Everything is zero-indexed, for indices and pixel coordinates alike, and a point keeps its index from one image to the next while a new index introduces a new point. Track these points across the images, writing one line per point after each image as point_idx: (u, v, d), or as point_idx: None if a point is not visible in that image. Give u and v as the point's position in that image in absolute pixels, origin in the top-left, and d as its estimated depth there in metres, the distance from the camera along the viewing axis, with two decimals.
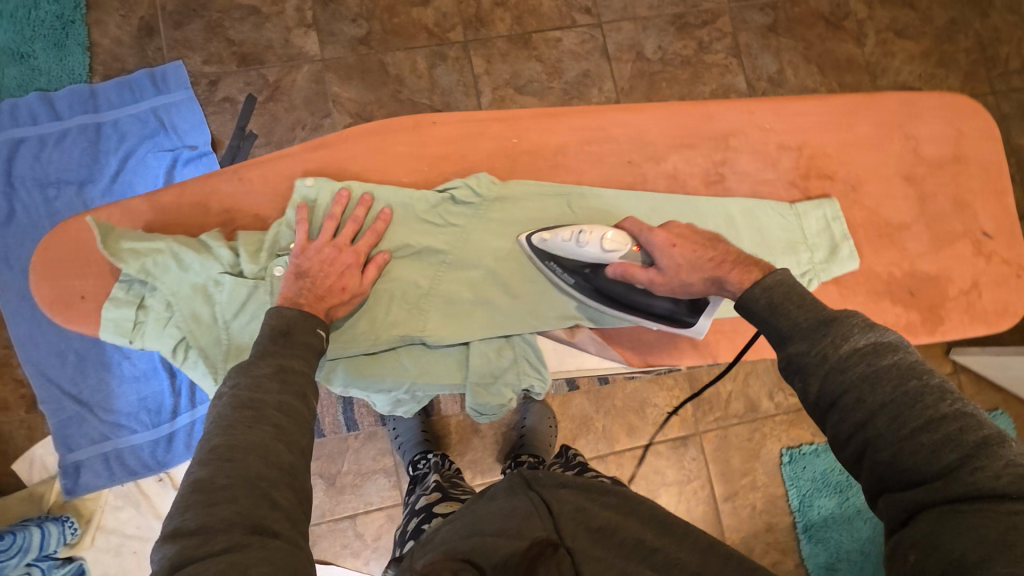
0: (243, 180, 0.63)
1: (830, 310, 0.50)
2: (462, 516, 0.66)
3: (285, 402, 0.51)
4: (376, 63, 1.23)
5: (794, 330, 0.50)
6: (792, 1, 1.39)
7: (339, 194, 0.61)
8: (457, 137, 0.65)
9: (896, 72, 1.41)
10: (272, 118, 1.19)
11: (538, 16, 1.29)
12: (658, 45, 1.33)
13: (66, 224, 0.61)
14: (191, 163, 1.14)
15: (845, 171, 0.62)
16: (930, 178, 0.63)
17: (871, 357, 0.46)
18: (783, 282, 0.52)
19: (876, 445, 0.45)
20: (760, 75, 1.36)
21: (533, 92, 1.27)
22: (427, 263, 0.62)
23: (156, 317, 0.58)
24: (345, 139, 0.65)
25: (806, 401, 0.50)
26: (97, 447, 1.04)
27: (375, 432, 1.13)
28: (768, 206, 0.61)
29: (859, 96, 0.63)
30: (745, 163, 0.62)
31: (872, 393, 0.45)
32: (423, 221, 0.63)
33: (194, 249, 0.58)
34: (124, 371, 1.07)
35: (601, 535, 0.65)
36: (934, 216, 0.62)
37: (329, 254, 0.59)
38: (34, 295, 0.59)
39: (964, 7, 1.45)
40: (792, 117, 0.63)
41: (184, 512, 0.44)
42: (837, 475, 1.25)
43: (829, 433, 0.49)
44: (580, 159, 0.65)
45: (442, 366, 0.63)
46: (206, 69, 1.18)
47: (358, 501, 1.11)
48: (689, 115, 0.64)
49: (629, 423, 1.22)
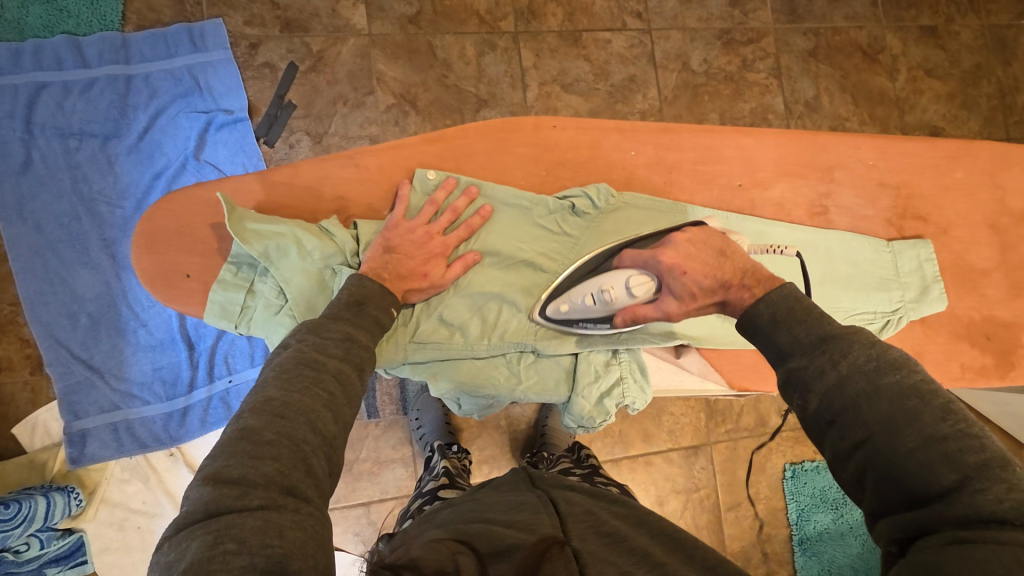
0: (361, 167, 0.63)
1: (836, 327, 0.47)
2: (469, 506, 0.62)
3: (344, 372, 0.48)
4: (425, 45, 1.20)
5: (795, 346, 0.48)
6: (834, 28, 1.41)
7: (445, 182, 0.61)
8: (574, 144, 0.65)
9: (923, 109, 1.45)
10: (313, 90, 1.15)
11: (590, 14, 1.28)
12: (703, 58, 1.33)
13: (175, 198, 0.62)
14: (226, 127, 1.10)
15: (938, 215, 0.66)
16: (1013, 229, 0.66)
17: (872, 374, 0.44)
18: (788, 298, 0.49)
19: (877, 466, 0.42)
20: (797, 98, 1.37)
21: (579, 91, 1.26)
22: (518, 261, 0.62)
23: (267, 302, 0.59)
24: (465, 133, 0.65)
25: (804, 417, 0.47)
26: (105, 416, 0.99)
27: (396, 421, 1.11)
28: (866, 242, 0.64)
29: (958, 143, 0.66)
30: (849, 198, 0.64)
31: (872, 411, 0.43)
32: (536, 225, 0.62)
33: (315, 237, 0.59)
34: (139, 340, 1.02)
35: (611, 540, 0.57)
36: (1013, 265, 0.66)
37: (419, 236, 0.58)
38: (137, 268, 0.60)
39: (989, 53, 1.50)
40: (895, 157, 0.65)
41: (229, 456, 0.41)
42: (835, 492, 1.26)
43: (828, 452, 0.46)
44: (690, 178, 0.65)
45: (547, 376, 0.63)
46: (248, 31, 1.13)
47: (374, 489, 1.09)
48: (801, 146, 0.65)
49: (645, 429, 1.21)
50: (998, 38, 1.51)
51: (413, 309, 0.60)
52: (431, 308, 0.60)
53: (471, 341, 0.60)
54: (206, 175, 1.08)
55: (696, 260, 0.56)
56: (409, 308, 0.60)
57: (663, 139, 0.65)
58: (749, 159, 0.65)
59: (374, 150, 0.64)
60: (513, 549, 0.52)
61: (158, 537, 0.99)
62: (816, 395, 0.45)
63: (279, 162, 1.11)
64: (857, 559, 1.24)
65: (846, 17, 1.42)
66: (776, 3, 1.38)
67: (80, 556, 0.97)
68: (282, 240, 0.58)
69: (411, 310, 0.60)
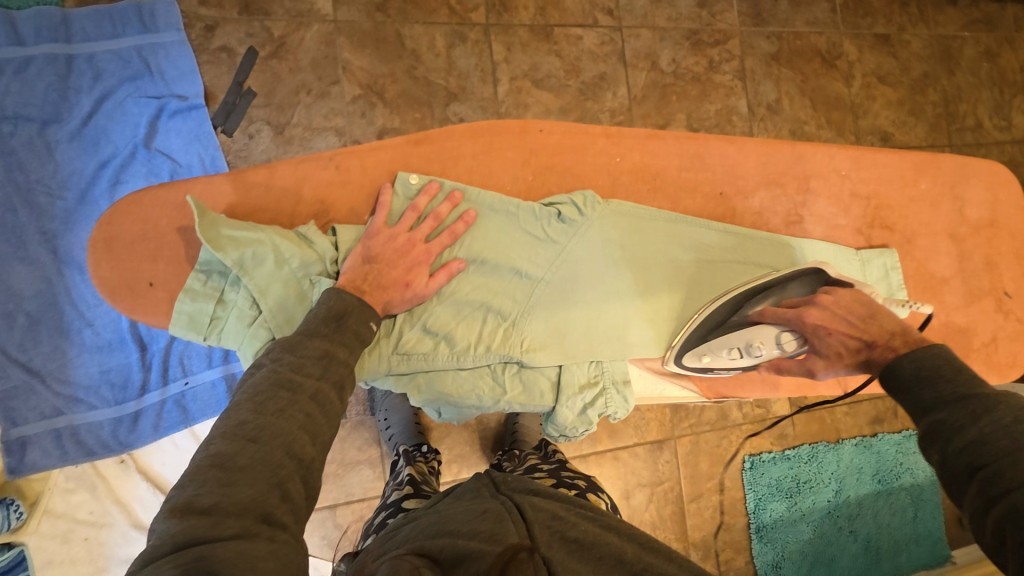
0: (340, 168, 0.61)
1: (986, 387, 0.48)
2: (432, 519, 0.61)
3: (322, 392, 0.46)
4: (393, 34, 1.16)
5: (938, 401, 0.48)
6: (795, 33, 1.45)
7: (428, 186, 0.59)
8: (562, 149, 0.64)
9: (875, 115, 1.51)
10: (274, 77, 1.09)
11: (561, 9, 1.27)
12: (672, 58, 1.34)
13: (136, 200, 0.60)
14: (179, 115, 1.03)
15: (904, 224, 0.68)
16: (970, 238, 0.70)
17: (1017, 432, 0.44)
18: (939, 356, 0.51)
19: (1017, 521, 0.41)
20: (760, 101, 1.41)
21: (550, 87, 1.25)
22: (504, 270, 0.61)
23: (240, 313, 0.56)
24: (450, 134, 0.63)
25: (943, 474, 0.47)
26: (48, 422, 0.93)
27: (363, 422, 1.08)
28: (837, 251, 0.67)
29: (923, 156, 0.69)
30: (822, 207, 0.67)
31: (1016, 465, 0.42)
32: (522, 233, 0.61)
33: (295, 245, 0.56)
34: (85, 340, 0.96)
35: (577, 547, 0.57)
36: (968, 273, 0.69)
37: (402, 245, 0.57)
38: (96, 277, 0.58)
39: (937, 63, 1.58)
40: (867, 168, 0.68)
41: (200, 484, 0.39)
42: (790, 482, 1.32)
43: (969, 514, 0.45)
44: (673, 184, 0.66)
45: (532, 387, 0.62)
46: (203, 12, 1.06)
47: (339, 492, 1.06)
48: (779, 155, 0.67)
49: (612, 424, 1.23)
50: (945, 48, 1.59)
51: (396, 319, 0.59)
52: (414, 317, 0.59)
53: (455, 352, 0.59)
54: (157, 165, 1.02)
55: (836, 320, 0.59)
56: (391, 319, 0.58)
57: (648, 145, 0.65)
58: (730, 167, 0.67)
59: (352, 152, 0.62)
60: (477, 557, 0.51)
61: (106, 549, 0.94)
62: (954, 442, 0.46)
63: (238, 153, 1.06)
64: (808, 544, 1.31)
65: (807, 23, 1.46)
66: (742, 6, 1.40)
67: (20, 572, 0.90)
68: (259, 248, 0.55)
69: (393, 320, 0.58)
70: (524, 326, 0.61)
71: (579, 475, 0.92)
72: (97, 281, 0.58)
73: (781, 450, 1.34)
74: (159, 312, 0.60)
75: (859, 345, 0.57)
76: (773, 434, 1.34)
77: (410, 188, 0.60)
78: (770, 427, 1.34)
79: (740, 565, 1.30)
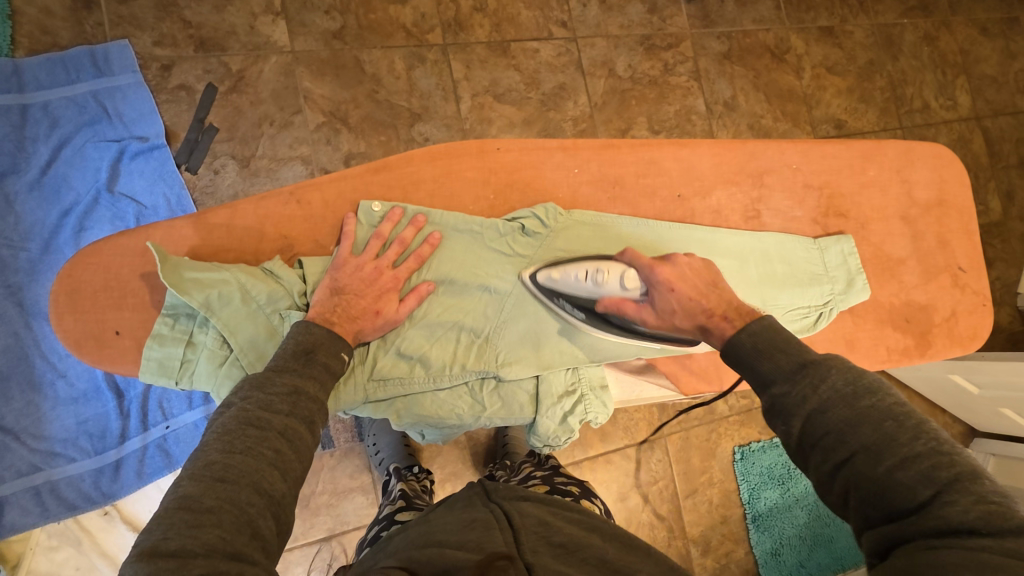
0: (303, 202, 0.62)
1: (810, 353, 0.51)
2: (421, 529, 0.62)
3: (291, 427, 0.46)
4: (352, 60, 1.17)
5: (776, 373, 0.51)
6: (744, 31, 1.50)
7: (391, 212, 0.60)
8: (521, 165, 0.66)
9: (827, 104, 1.57)
10: (235, 111, 1.09)
11: (516, 25, 1.29)
12: (628, 63, 1.38)
13: (95, 251, 0.59)
14: (141, 156, 1.03)
15: (857, 211, 0.71)
16: (921, 219, 0.73)
17: (851, 399, 0.47)
18: (767, 327, 0.54)
19: (859, 482, 0.45)
20: (717, 99, 1.45)
21: (512, 101, 1.27)
22: (473, 288, 0.62)
23: (210, 355, 0.56)
24: (410, 160, 0.64)
25: (788, 443, 0.50)
26: (25, 480, 0.90)
27: (352, 448, 1.07)
28: (796, 241, 0.69)
29: (869, 144, 0.72)
30: (778, 201, 0.69)
31: (852, 432, 0.46)
32: (488, 249, 0.63)
33: (261, 281, 0.57)
34: (58, 393, 0.94)
35: (563, 551, 0.57)
36: (923, 252, 0.72)
37: (369, 273, 0.58)
38: (58, 331, 0.57)
39: (880, 50, 1.65)
40: (817, 159, 0.70)
41: (166, 528, 0.39)
42: (780, 468, 1.34)
43: (813, 476, 0.49)
44: (635, 190, 0.67)
45: (511, 401, 0.63)
46: (158, 52, 1.06)
47: (333, 522, 1.05)
48: (733, 154, 0.69)
49: (602, 428, 1.24)
50: (886, 35, 1.66)
51: (370, 347, 0.59)
52: (387, 344, 0.59)
53: (431, 373, 0.60)
54: (122, 208, 1.01)
55: (698, 291, 0.59)
56: (364, 347, 0.59)
57: (606, 155, 0.67)
58: (687, 169, 0.68)
59: (313, 184, 0.62)
60: (460, 567, 0.53)
61: None
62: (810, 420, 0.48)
63: (204, 189, 1.05)
64: (805, 528, 1.33)
65: (754, 21, 1.51)
66: (690, 10, 1.45)
67: None
68: (225, 287, 0.56)
69: (367, 348, 0.59)
70: (498, 341, 0.62)
71: (571, 478, 0.92)
72: (61, 335, 0.57)
73: (769, 437, 1.35)
74: (127, 361, 0.59)
75: (694, 309, 0.58)
76: (760, 422, 1.36)
77: (374, 215, 0.61)
78: (756, 416, 1.36)
79: (741, 556, 1.31)
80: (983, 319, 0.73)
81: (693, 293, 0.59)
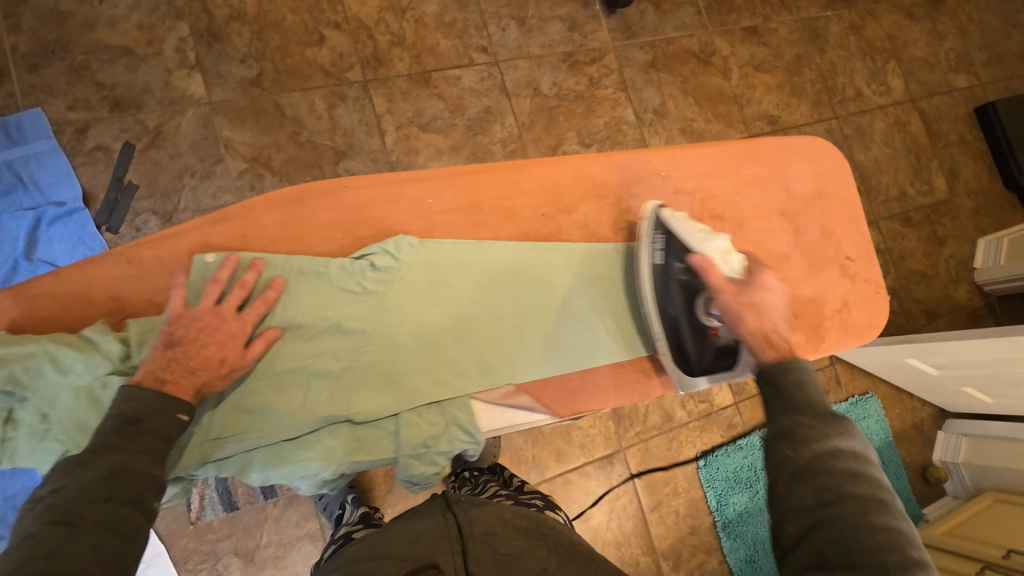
0: (139, 259, 0.62)
1: (824, 406, 0.56)
2: (378, 539, 0.61)
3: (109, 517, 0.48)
4: (271, 105, 1.18)
5: (803, 406, 0.56)
6: (667, 39, 1.52)
7: (227, 260, 0.61)
8: (370, 200, 0.67)
9: (759, 101, 1.58)
10: (154, 166, 1.10)
11: (436, 55, 1.31)
12: (553, 81, 1.40)
13: None
14: (60, 221, 1.02)
15: (734, 212, 0.75)
16: (802, 212, 0.76)
17: (839, 455, 0.52)
18: (803, 369, 0.59)
19: (819, 530, 0.49)
20: (646, 107, 1.46)
21: (437, 129, 1.28)
22: (321, 330, 0.63)
23: (29, 432, 0.56)
24: (250, 208, 0.65)
25: (770, 476, 0.54)
26: None
27: (296, 496, 1.05)
28: (668, 253, 0.71)
29: (743, 145, 0.75)
30: (648, 211, 0.72)
31: (840, 483, 0.51)
32: (333, 290, 0.64)
33: (76, 348, 0.57)
34: None
35: (508, 562, 0.57)
36: (807, 245, 0.75)
37: (206, 324, 0.59)
38: None
39: (806, 44, 1.67)
40: (689, 165, 0.74)
41: None
42: (746, 471, 1.33)
43: (776, 519, 0.53)
44: (503, 213, 0.71)
45: (374, 442, 0.63)
46: (72, 116, 1.07)
47: (281, 574, 1.02)
48: (601, 168, 0.73)
49: (557, 448, 1.22)
50: (811, 29, 1.69)
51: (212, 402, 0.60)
52: (237, 404, 0.60)
53: (280, 424, 0.60)
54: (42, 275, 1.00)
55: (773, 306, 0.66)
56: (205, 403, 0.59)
57: (467, 180, 0.70)
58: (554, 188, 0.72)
59: (144, 243, 0.63)
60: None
61: None
62: (789, 451, 0.53)
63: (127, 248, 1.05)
64: None
65: (676, 28, 1.53)
66: (611, 23, 1.47)
67: None
68: (32, 360, 0.56)
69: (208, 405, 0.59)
70: (352, 382, 0.63)
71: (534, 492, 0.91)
72: None
73: (732, 440, 1.34)
74: None
75: (769, 334, 0.63)
76: (721, 425, 1.35)
77: (208, 266, 0.62)
78: (717, 419, 1.35)
79: (715, 566, 1.28)
80: (875, 306, 0.76)
81: (755, 302, 0.66)
